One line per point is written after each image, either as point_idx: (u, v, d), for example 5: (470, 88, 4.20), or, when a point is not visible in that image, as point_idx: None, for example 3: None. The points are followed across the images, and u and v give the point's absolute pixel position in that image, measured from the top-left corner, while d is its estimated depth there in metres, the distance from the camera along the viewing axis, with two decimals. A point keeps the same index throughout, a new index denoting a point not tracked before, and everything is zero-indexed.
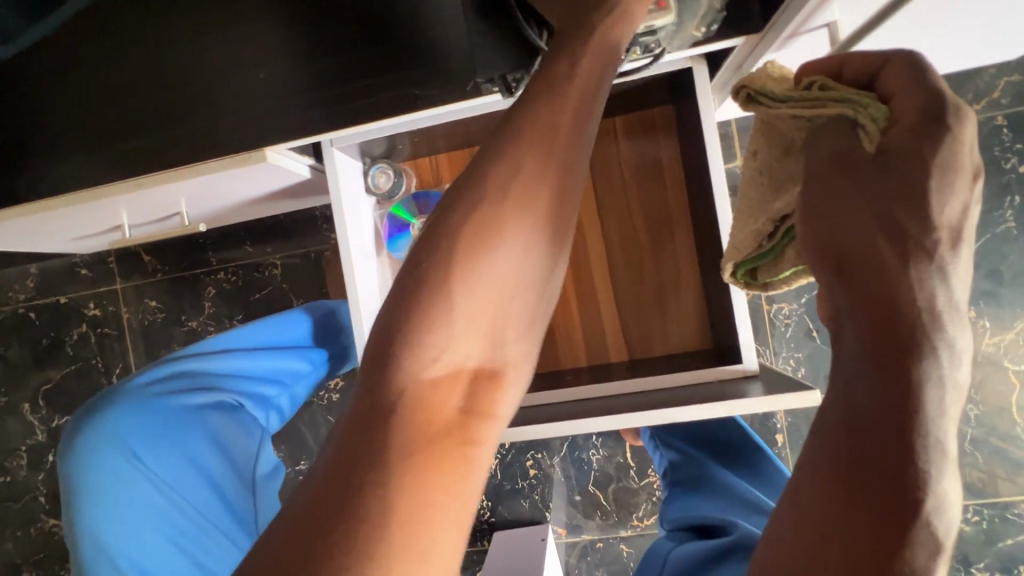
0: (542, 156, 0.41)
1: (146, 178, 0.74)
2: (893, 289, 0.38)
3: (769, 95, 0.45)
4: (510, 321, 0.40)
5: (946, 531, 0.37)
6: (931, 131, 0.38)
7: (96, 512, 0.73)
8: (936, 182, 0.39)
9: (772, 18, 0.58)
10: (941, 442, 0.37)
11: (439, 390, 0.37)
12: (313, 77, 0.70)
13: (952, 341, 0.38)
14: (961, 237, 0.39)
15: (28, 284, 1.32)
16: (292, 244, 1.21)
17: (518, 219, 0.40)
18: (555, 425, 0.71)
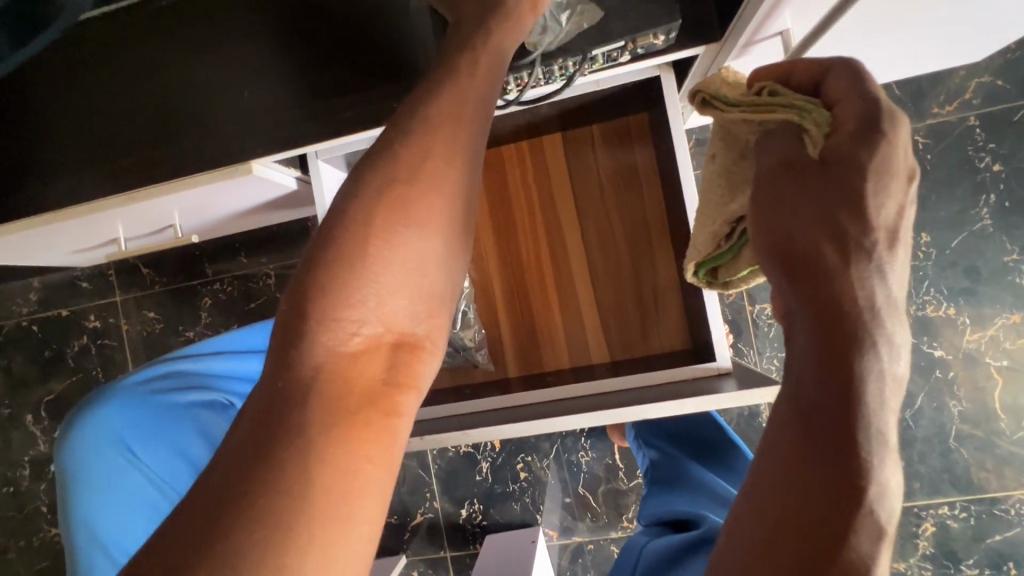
0: (460, 124, 0.39)
1: (139, 192, 0.77)
2: (835, 287, 0.40)
3: (722, 100, 0.47)
4: (431, 287, 0.38)
5: (889, 517, 0.39)
6: (867, 136, 0.40)
7: (85, 504, 0.75)
8: (872, 186, 0.41)
9: (727, 29, 0.61)
10: (884, 434, 0.39)
11: (351, 371, 0.35)
12: (296, 94, 0.73)
13: (891, 336, 0.39)
14: (896, 237, 0.41)
15: (31, 298, 1.36)
16: (286, 254, 1.24)
17: (436, 185, 0.37)
18: (532, 424, 0.73)
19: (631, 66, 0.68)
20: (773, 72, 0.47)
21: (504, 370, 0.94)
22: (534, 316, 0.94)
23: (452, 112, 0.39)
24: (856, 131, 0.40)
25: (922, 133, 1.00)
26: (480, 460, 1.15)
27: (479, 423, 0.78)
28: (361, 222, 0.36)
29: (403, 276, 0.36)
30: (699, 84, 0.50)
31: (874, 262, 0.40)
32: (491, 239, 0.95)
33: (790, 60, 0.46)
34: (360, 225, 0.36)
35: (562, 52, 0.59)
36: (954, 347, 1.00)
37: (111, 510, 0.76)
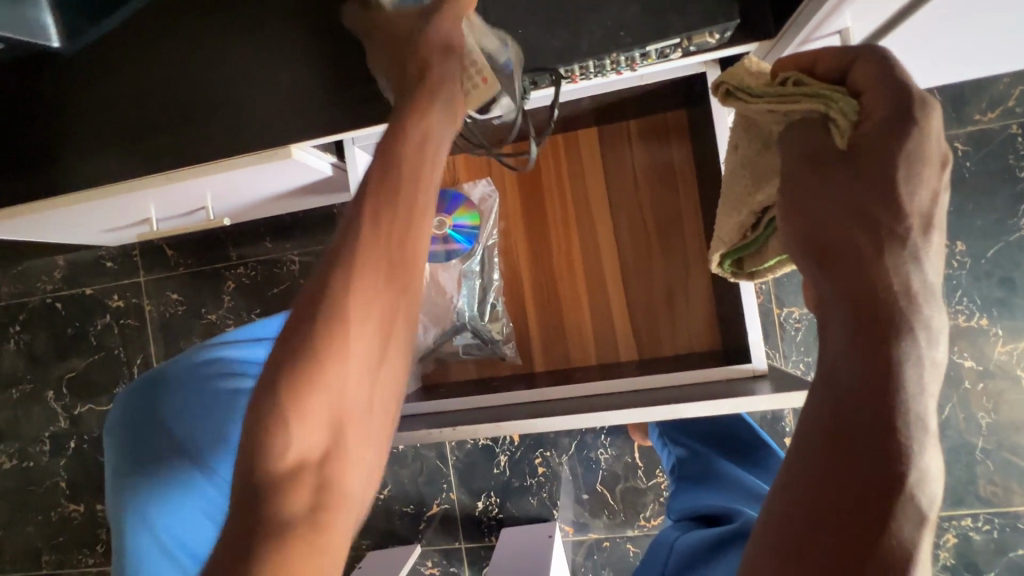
0: (363, 259, 0.44)
1: (177, 172, 0.79)
2: (871, 270, 0.38)
3: (745, 91, 0.47)
4: (353, 402, 0.44)
5: (929, 503, 0.36)
6: (897, 124, 0.39)
7: (140, 488, 0.70)
8: (904, 173, 0.39)
9: (782, 27, 0.60)
10: (923, 418, 0.36)
11: (289, 484, 0.41)
12: (337, 80, 0.73)
13: (928, 321, 0.38)
14: (932, 223, 0.40)
15: (55, 275, 1.37)
16: (309, 241, 1.24)
17: (340, 317, 0.43)
18: (567, 419, 0.73)
19: (681, 62, 0.67)
20: (797, 59, 0.45)
21: (530, 364, 0.94)
22: (563, 309, 0.93)
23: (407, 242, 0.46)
24: (886, 119, 0.39)
25: (961, 140, 0.99)
26: (499, 454, 1.15)
27: (507, 416, 0.78)
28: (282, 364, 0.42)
29: (332, 402, 0.42)
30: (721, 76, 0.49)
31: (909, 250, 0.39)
32: (520, 228, 0.95)
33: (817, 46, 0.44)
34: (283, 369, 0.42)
35: (616, 47, 0.59)
36: (984, 359, 0.99)
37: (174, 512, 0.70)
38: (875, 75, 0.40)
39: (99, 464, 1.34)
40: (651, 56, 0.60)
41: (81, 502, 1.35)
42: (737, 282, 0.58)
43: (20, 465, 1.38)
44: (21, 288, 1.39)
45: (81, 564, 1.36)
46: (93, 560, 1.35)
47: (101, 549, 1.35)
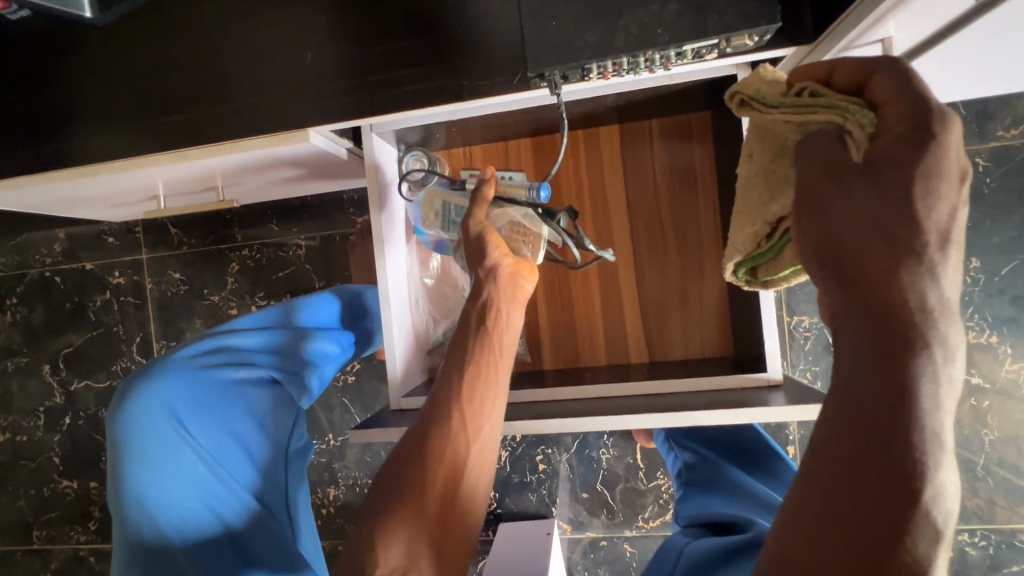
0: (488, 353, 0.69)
1: (190, 151, 0.75)
2: (890, 283, 0.36)
3: (762, 102, 0.49)
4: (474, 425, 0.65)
5: (945, 520, 0.34)
6: (919, 137, 0.36)
7: (139, 474, 0.72)
8: (921, 186, 0.36)
9: (821, 35, 0.59)
10: (939, 435, 0.34)
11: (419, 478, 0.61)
12: (358, 63, 0.72)
13: (944, 338, 0.35)
14: (949, 239, 0.36)
15: (54, 249, 1.34)
16: (316, 225, 1.22)
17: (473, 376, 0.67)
18: (579, 421, 0.72)
19: (714, 62, 0.65)
20: (815, 72, 0.47)
21: (538, 361, 0.93)
22: (573, 308, 0.92)
23: (484, 405, 0.66)
24: (906, 131, 0.37)
25: (983, 155, 0.98)
26: (500, 449, 1.14)
27: (518, 415, 0.77)
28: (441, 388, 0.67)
29: (426, 518, 0.59)
30: (738, 86, 0.53)
31: (929, 265, 0.36)
32: None
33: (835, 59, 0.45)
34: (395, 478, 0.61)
35: (652, 44, 0.57)
36: (992, 377, 0.99)
37: (233, 514, 0.73)
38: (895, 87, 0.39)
39: (94, 441, 1.33)
40: (685, 56, 0.59)
41: (75, 479, 1.34)
42: (750, 290, 0.57)
43: (13, 438, 1.37)
44: (18, 260, 1.36)
45: (72, 540, 1.35)
46: (84, 537, 1.34)
47: (93, 527, 1.34)
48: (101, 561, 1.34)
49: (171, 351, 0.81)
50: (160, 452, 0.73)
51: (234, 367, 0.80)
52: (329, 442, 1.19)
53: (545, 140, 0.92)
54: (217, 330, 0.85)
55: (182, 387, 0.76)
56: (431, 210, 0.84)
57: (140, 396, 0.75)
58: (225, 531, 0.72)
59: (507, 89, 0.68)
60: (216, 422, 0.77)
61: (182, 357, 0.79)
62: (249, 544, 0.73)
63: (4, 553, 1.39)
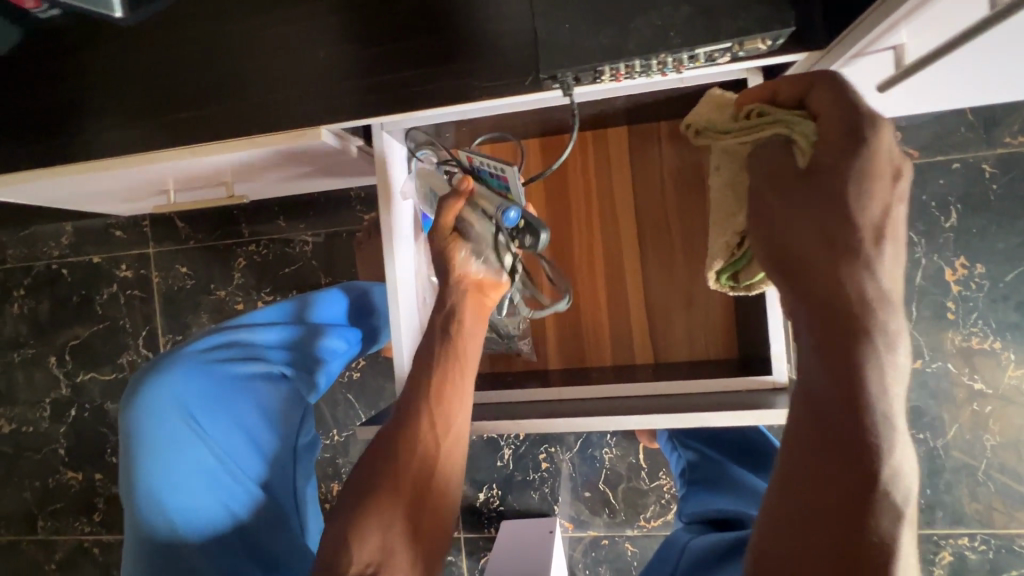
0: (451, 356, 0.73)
1: (201, 146, 0.75)
2: (838, 283, 0.40)
3: (716, 128, 0.55)
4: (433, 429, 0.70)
5: (904, 496, 0.39)
6: (850, 143, 0.42)
7: (151, 467, 0.74)
8: (855, 187, 0.41)
9: (833, 40, 0.59)
10: (889, 418, 0.39)
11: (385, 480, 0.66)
12: (370, 62, 0.72)
13: (885, 327, 0.40)
14: (885, 234, 0.41)
15: (62, 242, 1.35)
16: (324, 222, 1.23)
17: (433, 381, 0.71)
18: (586, 421, 0.73)
19: (725, 66, 0.65)
20: (762, 93, 0.51)
21: (544, 360, 0.94)
22: (579, 308, 0.93)
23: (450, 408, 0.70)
24: (840, 139, 0.42)
25: (990, 162, 0.98)
26: (503, 447, 1.15)
27: (524, 414, 0.78)
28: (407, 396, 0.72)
29: (399, 515, 0.64)
30: (690, 118, 0.60)
31: (870, 260, 0.41)
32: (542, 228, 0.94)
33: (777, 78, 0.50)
34: (367, 482, 0.66)
35: (665, 48, 0.57)
36: (994, 382, 0.99)
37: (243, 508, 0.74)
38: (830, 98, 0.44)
39: (99, 433, 1.34)
40: (698, 59, 0.59)
41: (80, 471, 1.35)
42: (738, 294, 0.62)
43: (19, 429, 1.38)
44: (26, 253, 1.37)
45: (77, 531, 1.36)
46: (89, 528, 1.35)
47: (98, 518, 1.35)
48: (104, 553, 1.35)
49: (182, 346, 0.82)
50: (170, 445, 0.74)
51: (242, 363, 0.80)
52: (333, 438, 1.20)
53: (553, 141, 0.93)
54: (228, 325, 0.86)
55: (191, 382, 0.77)
56: (422, 186, 0.82)
57: (152, 391, 0.76)
58: (235, 525, 0.74)
59: (518, 91, 0.68)
60: (225, 416, 0.78)
61: (191, 352, 0.80)
62: (259, 537, 0.74)
63: (8, 543, 1.40)
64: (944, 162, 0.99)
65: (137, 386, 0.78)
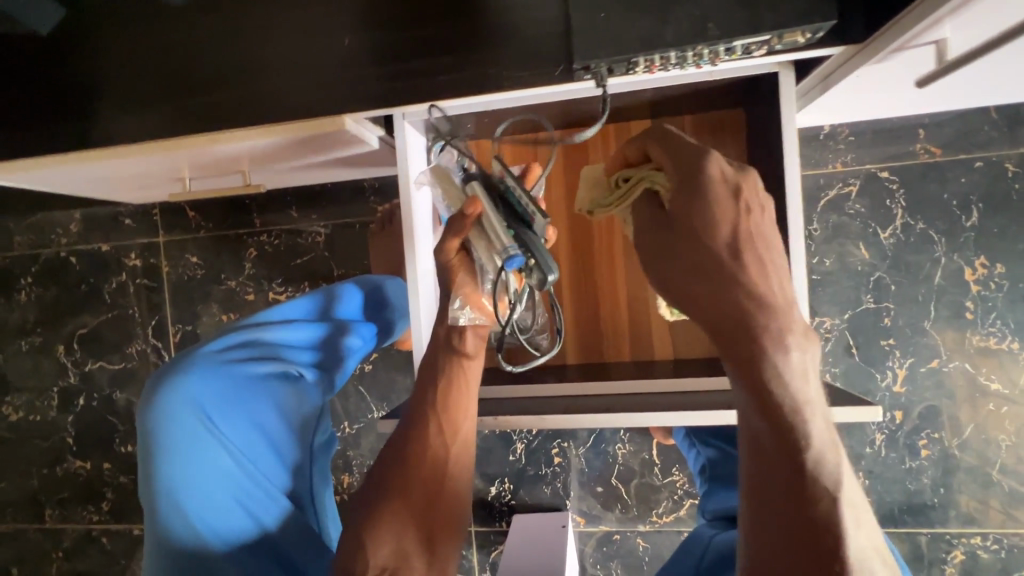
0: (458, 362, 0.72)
1: (226, 133, 0.74)
2: (719, 305, 0.44)
3: (598, 203, 0.58)
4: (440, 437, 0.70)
5: (837, 477, 0.43)
6: (685, 182, 0.46)
7: (172, 472, 0.72)
8: (708, 218, 0.45)
9: (874, 33, 0.57)
10: (804, 407, 0.43)
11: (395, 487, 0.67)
12: (395, 50, 0.71)
13: (773, 333, 0.43)
14: (742, 249, 0.45)
15: (71, 229, 1.33)
16: (337, 213, 1.22)
17: (440, 388, 0.71)
18: (612, 416, 0.73)
19: (759, 60, 0.64)
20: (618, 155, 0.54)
21: (562, 356, 0.93)
22: (599, 304, 0.92)
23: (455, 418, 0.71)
24: (676, 182, 0.46)
25: (1013, 161, 0.97)
26: (516, 441, 1.15)
27: (545, 409, 0.77)
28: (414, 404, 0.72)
29: (411, 520, 0.65)
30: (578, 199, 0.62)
31: (743, 278, 0.44)
32: (563, 226, 0.93)
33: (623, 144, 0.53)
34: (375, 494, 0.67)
35: (702, 40, 0.56)
36: (1012, 382, 0.99)
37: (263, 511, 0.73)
38: (661, 149, 0.48)
39: (107, 422, 1.33)
40: (735, 52, 0.58)
41: (88, 460, 1.34)
42: None
43: (27, 418, 1.37)
44: (33, 240, 1.35)
45: (84, 520, 1.35)
46: (96, 517, 1.35)
47: (106, 507, 1.34)
48: (113, 542, 1.35)
49: (194, 346, 0.79)
50: (188, 448, 0.72)
51: (259, 362, 0.79)
52: (344, 430, 1.19)
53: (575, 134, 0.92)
54: (241, 324, 0.84)
55: (209, 382, 0.74)
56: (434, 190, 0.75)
57: (168, 394, 0.73)
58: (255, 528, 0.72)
59: (547, 81, 0.67)
60: (243, 418, 0.76)
61: (207, 352, 0.78)
62: (282, 541, 0.72)
63: (15, 531, 1.40)
64: (966, 160, 0.98)
65: (152, 389, 0.75)
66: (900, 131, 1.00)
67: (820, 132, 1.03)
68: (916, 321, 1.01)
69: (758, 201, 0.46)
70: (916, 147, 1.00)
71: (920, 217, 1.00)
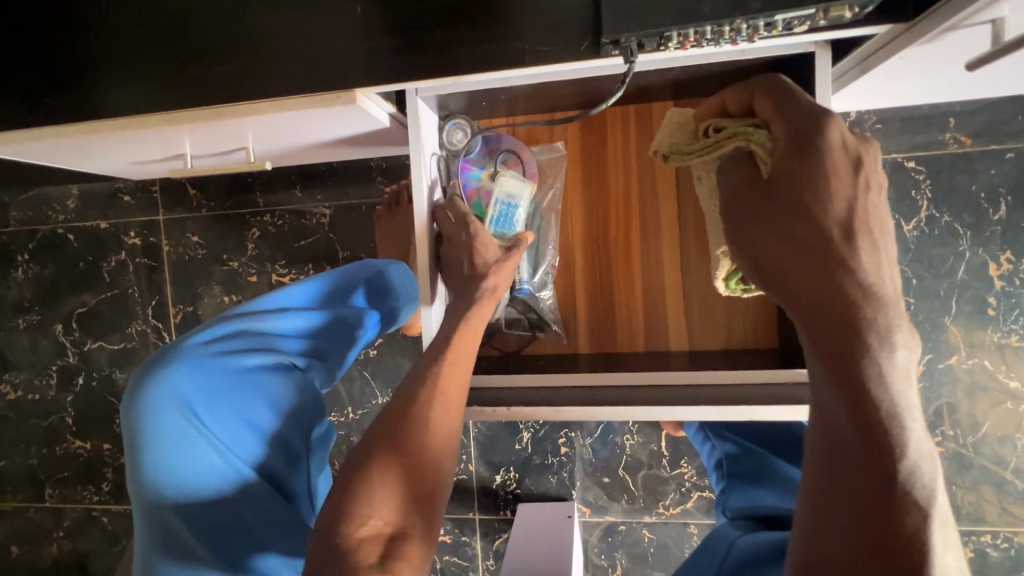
0: (473, 326, 0.69)
1: (228, 107, 0.71)
2: (821, 290, 0.43)
3: (682, 151, 0.65)
4: (452, 393, 0.64)
5: (930, 488, 0.41)
6: (801, 146, 0.46)
7: (160, 466, 0.69)
8: (816, 189, 0.45)
9: (924, 11, 0.54)
10: (903, 410, 0.41)
11: (399, 441, 0.59)
12: (408, 20, 0.67)
13: (881, 327, 0.42)
14: (855, 229, 0.44)
15: (68, 205, 1.30)
16: (342, 193, 1.18)
17: (457, 346, 0.67)
18: (630, 409, 0.71)
19: (797, 38, 0.61)
20: (713, 108, 0.62)
21: (574, 345, 0.91)
22: (615, 292, 0.90)
23: (449, 388, 0.64)
24: (789, 145, 0.47)
25: None
26: (522, 430, 1.13)
27: (558, 400, 0.75)
28: (427, 362, 0.66)
29: (414, 476, 0.58)
30: (657, 145, 0.69)
31: (853, 262, 0.43)
32: (579, 210, 0.90)
33: (723, 93, 0.59)
34: (361, 459, 0.58)
35: (741, 13, 0.53)
36: None
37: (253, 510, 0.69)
38: (775, 109, 0.50)
39: (107, 402, 1.31)
40: (776, 27, 0.55)
41: (88, 440, 1.33)
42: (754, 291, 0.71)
43: (25, 396, 1.35)
44: (30, 215, 1.32)
45: (85, 500, 1.34)
46: (97, 497, 1.34)
47: (106, 487, 1.33)
48: (113, 521, 1.34)
49: (182, 337, 0.77)
50: (175, 443, 0.69)
51: (251, 352, 0.76)
52: (347, 416, 1.18)
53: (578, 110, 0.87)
54: (232, 313, 0.81)
55: (195, 377, 0.72)
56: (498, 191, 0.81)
57: (155, 386, 0.70)
58: (245, 526, 0.69)
59: (571, 57, 0.63)
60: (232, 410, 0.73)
61: (194, 344, 0.75)
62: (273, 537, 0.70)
63: (15, 509, 1.39)
64: (997, 151, 0.95)
65: (138, 382, 0.73)
66: (929, 119, 0.97)
67: (846, 117, 0.99)
68: (936, 316, 0.98)
69: (877, 178, 0.46)
70: (945, 136, 0.96)
71: (945, 210, 0.97)
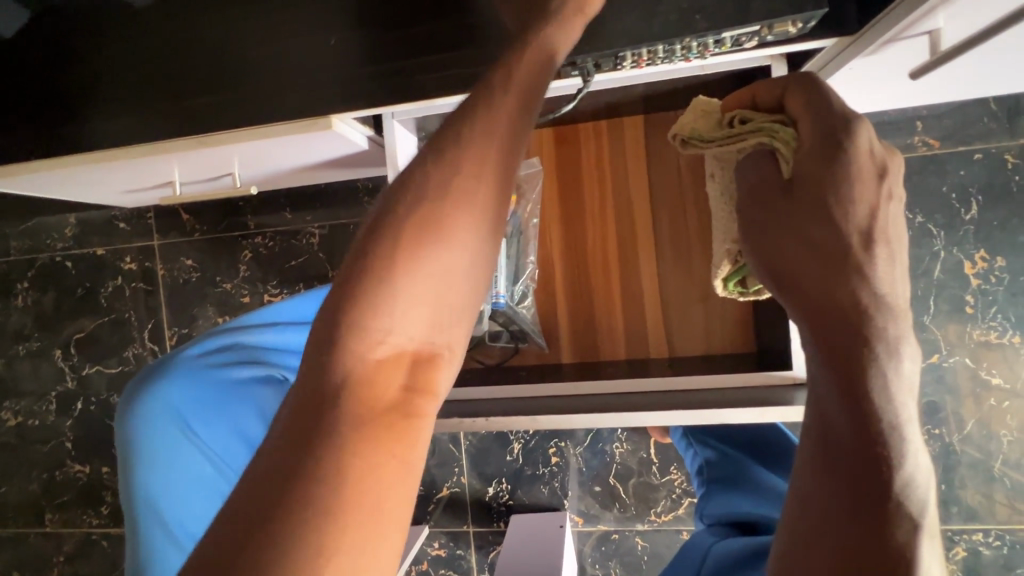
0: (498, 155, 0.36)
1: (208, 136, 0.74)
2: (831, 293, 0.43)
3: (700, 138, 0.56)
4: (461, 278, 0.35)
5: (919, 498, 0.43)
6: (828, 146, 0.43)
7: (152, 480, 0.70)
8: (836, 195, 0.43)
9: (865, 25, 0.57)
10: (901, 420, 0.43)
11: (378, 373, 0.33)
12: (380, 48, 0.70)
13: (886, 336, 0.42)
14: (873, 237, 0.43)
15: (66, 233, 1.33)
16: (330, 213, 1.21)
17: (470, 187, 0.35)
18: (605, 416, 0.72)
19: (750, 53, 0.64)
20: (741, 99, 0.53)
21: (558, 354, 0.93)
22: (594, 301, 0.91)
23: (459, 257, 0.35)
24: (814, 146, 0.44)
25: (1013, 153, 0.96)
26: (513, 442, 1.14)
27: (538, 409, 0.76)
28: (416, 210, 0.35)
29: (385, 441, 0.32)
30: (675, 128, 0.59)
31: (867, 269, 0.43)
32: (558, 222, 0.92)
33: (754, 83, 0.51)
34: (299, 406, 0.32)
35: (691, 31, 0.56)
36: (1016, 376, 0.97)
37: None
38: (803, 104, 0.46)
39: (106, 426, 1.33)
40: (725, 42, 0.58)
41: (87, 463, 1.34)
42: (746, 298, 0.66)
43: (25, 423, 1.37)
44: (30, 244, 1.35)
45: (85, 524, 1.36)
46: (96, 521, 1.35)
47: (106, 511, 1.35)
48: (113, 545, 1.35)
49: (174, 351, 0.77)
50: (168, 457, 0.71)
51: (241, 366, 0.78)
52: None
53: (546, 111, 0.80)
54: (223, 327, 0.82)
55: (190, 391, 0.73)
56: None
57: (150, 400, 0.72)
58: None
59: None
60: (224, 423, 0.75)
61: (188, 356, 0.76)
62: None
63: (17, 535, 1.40)
64: (965, 152, 0.97)
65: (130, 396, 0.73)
66: (897, 124, 0.99)
67: None
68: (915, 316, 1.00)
69: (899, 188, 0.45)
70: (914, 139, 0.99)
71: (918, 211, 0.99)
